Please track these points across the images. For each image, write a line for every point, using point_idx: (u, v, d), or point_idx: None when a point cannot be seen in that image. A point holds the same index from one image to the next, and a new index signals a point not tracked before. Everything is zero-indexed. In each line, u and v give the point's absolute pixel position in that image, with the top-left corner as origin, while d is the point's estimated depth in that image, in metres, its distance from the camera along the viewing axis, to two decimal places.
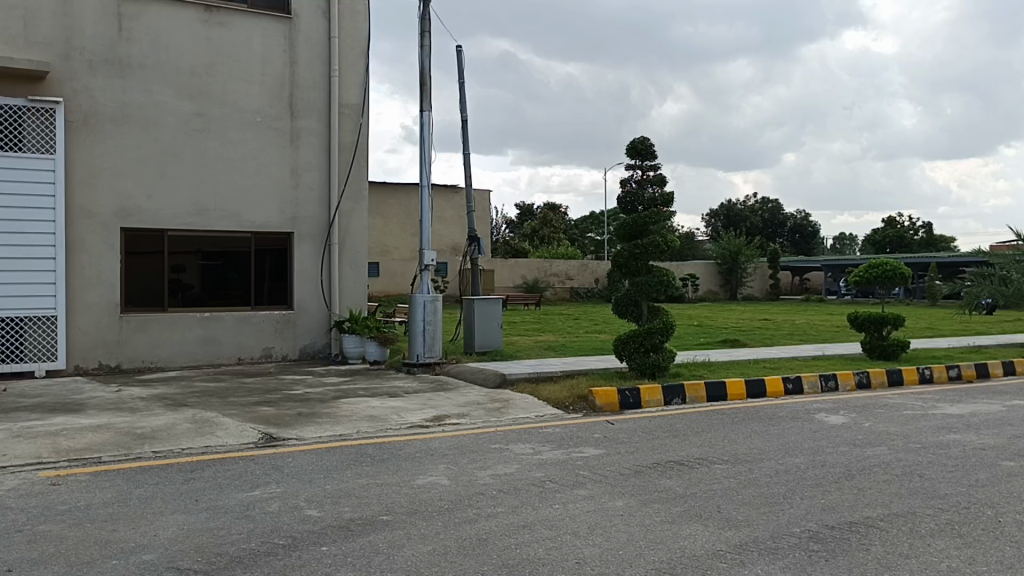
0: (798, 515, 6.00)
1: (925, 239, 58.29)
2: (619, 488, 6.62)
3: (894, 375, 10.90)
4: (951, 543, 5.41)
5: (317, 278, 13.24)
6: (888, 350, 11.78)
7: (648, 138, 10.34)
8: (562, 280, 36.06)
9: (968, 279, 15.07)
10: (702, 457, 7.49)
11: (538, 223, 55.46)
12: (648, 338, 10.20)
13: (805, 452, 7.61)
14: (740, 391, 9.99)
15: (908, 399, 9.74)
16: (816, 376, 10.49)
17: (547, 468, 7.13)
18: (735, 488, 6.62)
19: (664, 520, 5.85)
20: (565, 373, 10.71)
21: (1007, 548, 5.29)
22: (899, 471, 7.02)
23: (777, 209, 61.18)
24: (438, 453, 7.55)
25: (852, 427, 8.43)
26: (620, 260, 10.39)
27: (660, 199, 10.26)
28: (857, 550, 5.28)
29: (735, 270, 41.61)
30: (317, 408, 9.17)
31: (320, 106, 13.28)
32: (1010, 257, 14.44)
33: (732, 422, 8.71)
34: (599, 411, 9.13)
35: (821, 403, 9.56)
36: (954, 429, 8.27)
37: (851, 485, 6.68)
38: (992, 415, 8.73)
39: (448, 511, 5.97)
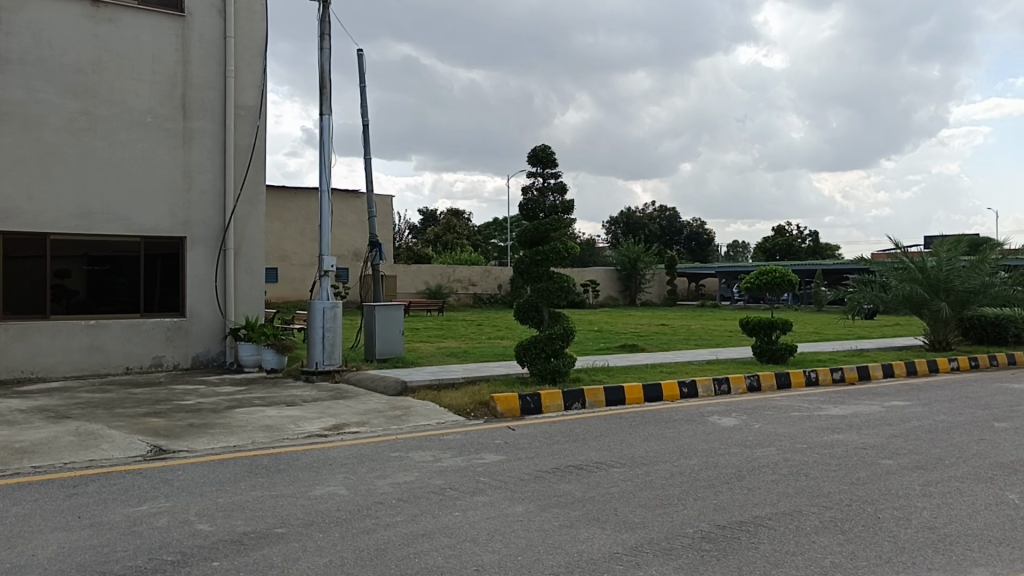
0: (691, 516, 6.16)
1: (813, 247, 60.97)
2: (519, 493, 6.65)
3: (783, 378, 11.33)
4: (834, 539, 5.65)
5: (211, 284, 12.84)
6: (778, 354, 12.24)
7: (549, 146, 10.44)
8: (465, 286, 36.15)
9: (851, 286, 15.78)
10: (600, 461, 7.60)
11: (441, 229, 55.39)
12: (549, 344, 10.30)
13: (699, 454, 7.82)
14: (638, 395, 10.20)
15: (795, 401, 10.14)
16: (710, 380, 10.81)
17: (447, 475, 7.10)
18: (631, 491, 6.75)
19: (562, 525, 5.91)
20: (466, 380, 10.70)
21: (885, 543, 5.56)
22: (786, 470, 7.30)
23: (675, 217, 62.90)
24: (336, 462, 7.42)
25: (743, 429, 8.72)
26: (522, 266, 10.45)
27: (561, 206, 10.38)
28: (747, 549, 5.46)
29: (635, 277, 42.51)
30: (210, 419, 8.89)
31: (215, 107, 12.90)
32: (888, 265, 15.21)
33: (630, 426, 8.88)
34: (500, 417, 9.16)
35: (715, 406, 9.85)
36: (837, 429, 8.65)
37: (741, 485, 6.91)
38: (872, 416, 9.17)
39: (345, 521, 5.88)
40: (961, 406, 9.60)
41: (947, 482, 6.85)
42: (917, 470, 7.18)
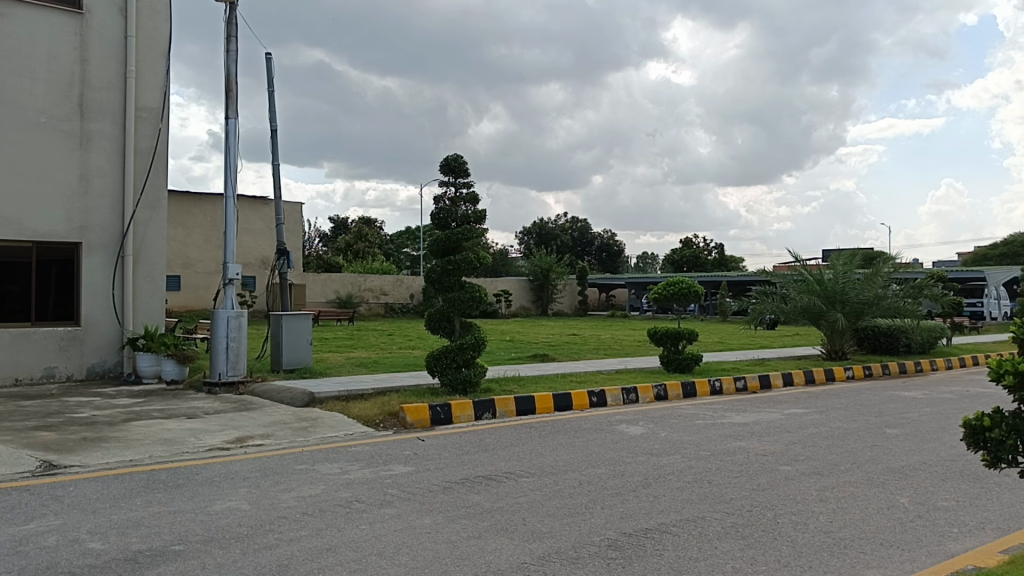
0: (598, 524, 6.22)
1: (718, 260, 62.74)
2: (427, 505, 6.59)
3: (689, 388, 11.58)
4: (735, 544, 5.78)
5: (108, 292, 12.33)
6: (684, 363, 12.51)
7: (462, 155, 10.44)
8: (376, 295, 35.79)
9: (754, 297, 16.21)
10: (509, 471, 7.60)
11: (352, 237, 54.73)
12: (460, 354, 10.26)
13: (607, 463, 7.91)
14: (548, 404, 10.27)
15: (700, 409, 10.37)
16: (618, 390, 10.96)
17: (354, 487, 6.99)
18: (540, 500, 6.77)
19: (471, 536, 5.88)
20: (376, 390, 10.55)
21: (784, 547, 5.72)
22: (690, 478, 7.45)
23: (586, 229, 63.78)
24: (238, 476, 7.21)
25: (649, 437, 8.87)
26: (433, 275, 10.40)
27: (473, 216, 10.38)
28: (651, 556, 5.54)
29: (547, 287, 42.85)
30: (105, 433, 8.51)
31: (115, 108, 12.44)
32: (788, 277, 15.72)
33: (539, 435, 8.91)
34: (410, 428, 9.07)
35: (623, 415, 9.98)
36: (740, 436, 8.89)
37: (647, 493, 7.01)
38: (772, 423, 9.46)
39: (247, 537, 5.71)
40: (855, 414, 9.99)
41: (842, 487, 7.11)
42: (814, 476, 7.44)
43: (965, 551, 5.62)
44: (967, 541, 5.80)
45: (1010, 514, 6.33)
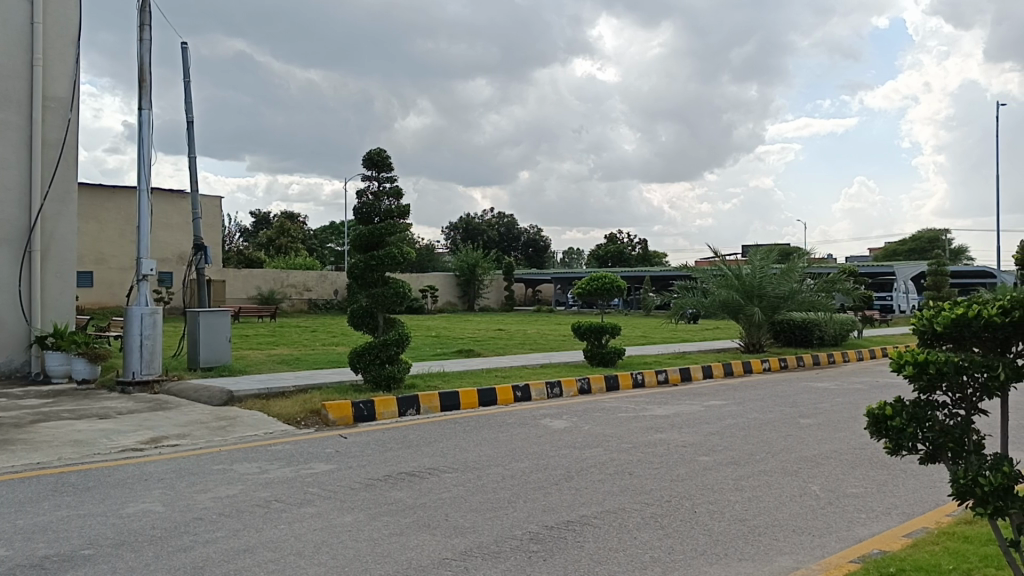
0: (520, 518, 6.25)
1: (642, 255, 63.69)
2: (349, 503, 6.52)
3: (612, 381, 11.74)
4: (654, 535, 5.89)
5: (14, 289, 11.84)
6: (607, 357, 12.67)
7: (385, 149, 10.34)
8: (299, 291, 35.28)
9: (675, 292, 16.52)
10: (432, 467, 7.58)
11: (274, 232, 53.71)
12: (384, 350, 10.17)
13: (530, 457, 7.96)
14: (472, 400, 10.27)
15: (622, 402, 10.52)
16: (542, 384, 11.03)
17: (274, 487, 6.87)
18: (463, 495, 6.77)
19: (392, 533, 5.85)
20: (298, 388, 10.39)
21: (701, 536, 5.85)
22: (612, 470, 7.55)
23: (512, 224, 63.88)
24: (152, 477, 7.01)
25: (573, 431, 8.95)
26: (357, 271, 10.29)
27: (396, 211, 10.30)
28: (572, 548, 5.60)
29: (473, 282, 42.84)
30: (10, 435, 8.18)
31: (21, 98, 11.94)
32: (709, 272, 16.05)
33: (464, 431, 8.92)
34: (332, 425, 8.96)
35: (548, 409, 10.05)
36: (660, 428, 9.05)
37: (569, 486, 7.09)
38: (692, 415, 9.65)
39: (161, 539, 5.56)
40: (771, 405, 10.27)
41: (757, 476, 7.31)
42: (731, 466, 7.62)
43: (872, 535, 5.84)
44: (874, 526, 6.03)
45: (914, 499, 6.60)
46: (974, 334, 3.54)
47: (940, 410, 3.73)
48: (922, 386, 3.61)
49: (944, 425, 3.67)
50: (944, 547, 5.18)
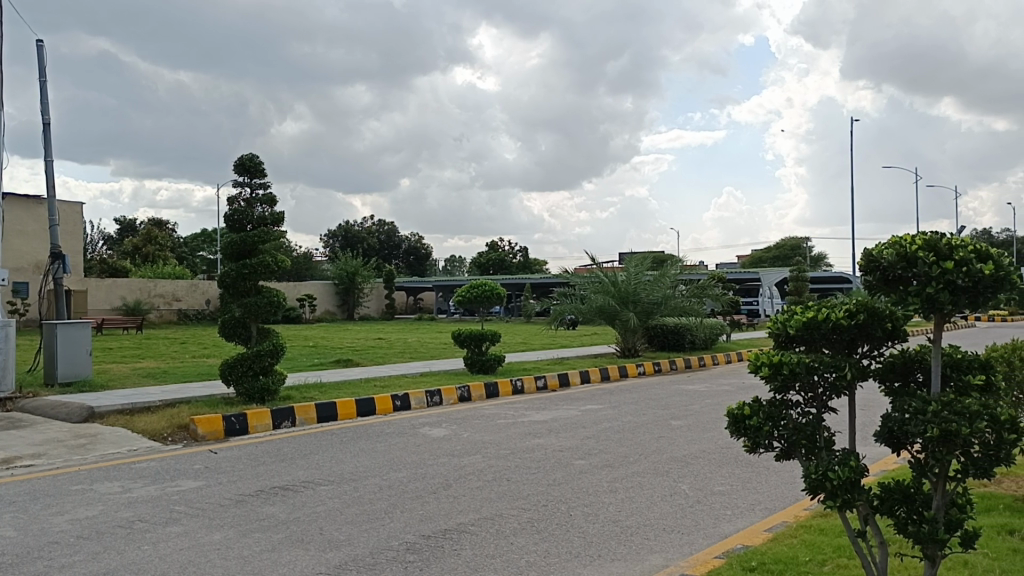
0: (396, 528, 6.19)
1: (522, 263, 64.37)
2: (218, 520, 6.30)
3: (491, 388, 11.79)
4: (530, 539, 5.95)
5: None
6: (487, 364, 12.71)
7: (257, 154, 10.07)
8: (167, 301, 33.89)
9: (555, 298, 16.73)
10: (307, 480, 7.41)
11: (140, 240, 51.39)
12: (257, 361, 9.89)
13: (408, 466, 7.91)
14: (350, 410, 10.12)
15: (501, 408, 10.59)
16: (422, 392, 10.98)
17: (138, 506, 6.56)
18: (338, 508, 6.66)
19: (263, 550, 5.68)
20: (165, 402, 9.96)
21: (575, 538, 5.96)
22: (490, 476, 7.59)
23: (393, 232, 63.28)
24: (3, 501, 6.57)
25: (451, 439, 8.95)
26: (228, 280, 9.92)
27: (270, 218, 10.07)
28: (449, 556, 5.59)
29: (352, 291, 42.22)
30: None
31: None
32: (586, 279, 16.33)
33: (340, 442, 8.77)
34: (201, 440, 8.64)
35: (427, 418, 10.01)
36: (538, 434, 9.16)
37: (446, 494, 7.07)
38: (568, 420, 9.82)
39: (11, 566, 5.22)
40: (644, 408, 10.56)
41: (630, 477, 7.51)
42: (605, 468, 7.80)
43: (736, 531, 6.10)
44: (739, 522, 6.29)
45: (775, 495, 6.93)
46: (824, 335, 3.74)
47: (794, 408, 3.91)
48: (777, 387, 3.78)
49: (797, 423, 3.85)
50: (801, 540, 5.45)
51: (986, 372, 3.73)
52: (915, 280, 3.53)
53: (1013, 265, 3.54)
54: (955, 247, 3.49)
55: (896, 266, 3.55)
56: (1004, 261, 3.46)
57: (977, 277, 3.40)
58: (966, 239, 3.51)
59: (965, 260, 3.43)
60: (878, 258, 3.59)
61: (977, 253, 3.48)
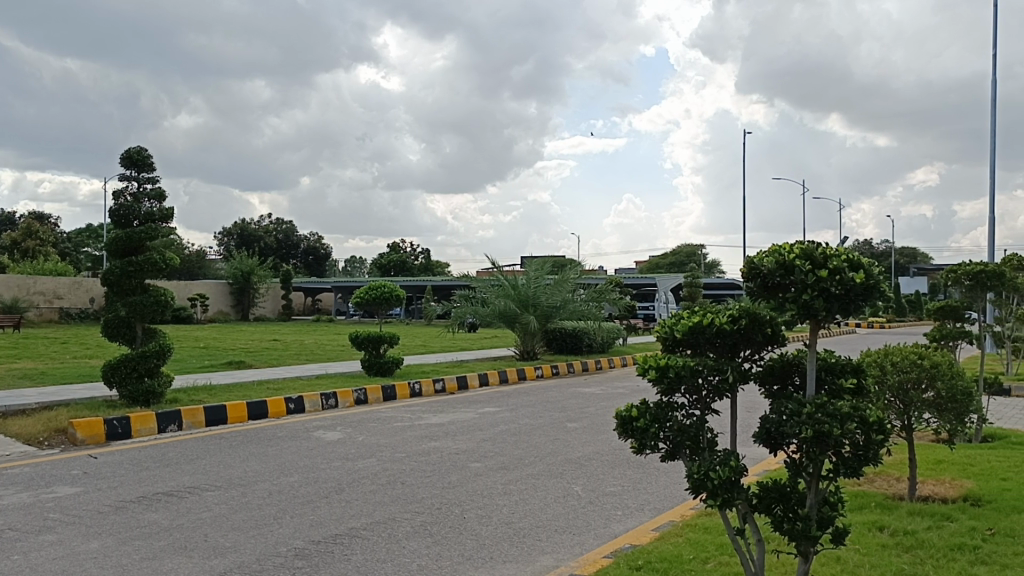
0: (285, 534, 6.06)
1: (424, 265, 64.09)
2: (96, 528, 6.03)
3: (389, 390, 11.68)
4: (422, 542, 5.92)
5: None
6: (385, 367, 12.59)
7: (145, 147, 9.71)
8: (48, 299, 32.28)
9: (455, 301, 16.66)
10: (193, 486, 7.17)
11: (20, 235, 48.74)
12: (142, 362, 9.51)
13: (300, 470, 7.75)
14: (241, 413, 9.85)
15: (398, 411, 10.50)
16: (317, 395, 10.80)
17: (8, 514, 6.22)
18: (225, 514, 6.47)
19: (143, 558, 5.47)
20: (41, 405, 9.45)
21: (467, 541, 5.95)
22: (384, 480, 7.52)
23: (292, 231, 61.97)
24: None
25: (346, 442, 8.83)
26: (112, 278, 9.53)
27: (158, 214, 9.74)
28: (339, 561, 5.51)
29: (247, 291, 41.14)
30: None
31: None
32: (487, 282, 16.29)
33: (230, 446, 8.53)
34: (80, 445, 8.25)
35: (321, 421, 9.83)
36: (434, 436, 9.12)
37: (339, 499, 6.97)
38: (466, 423, 9.82)
39: None
40: (541, 410, 10.66)
41: (525, 479, 7.56)
42: (500, 470, 7.83)
43: (626, 530, 6.22)
44: (629, 522, 6.42)
45: (664, 495, 7.11)
46: (708, 339, 3.85)
47: (679, 410, 4.01)
48: (663, 389, 3.87)
49: (682, 425, 3.96)
50: (687, 538, 5.60)
51: (858, 375, 3.92)
52: (792, 288, 3.68)
53: (883, 275, 3.74)
54: (830, 255, 3.65)
55: (775, 273, 3.70)
56: (873, 270, 3.65)
57: (849, 285, 3.59)
58: (840, 249, 3.68)
59: (838, 269, 3.60)
60: (759, 265, 3.72)
61: (850, 263, 3.66)
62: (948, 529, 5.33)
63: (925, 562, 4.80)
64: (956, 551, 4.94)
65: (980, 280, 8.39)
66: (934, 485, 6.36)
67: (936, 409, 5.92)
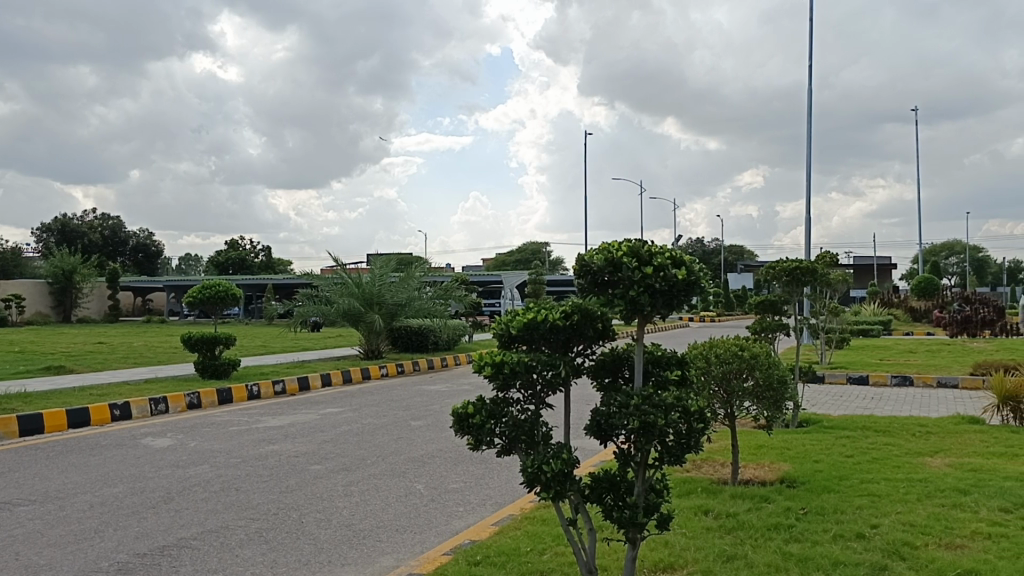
0: (107, 548, 5.70)
1: (266, 263, 62.16)
2: None
3: (224, 394, 11.22)
4: (257, 550, 5.72)
5: None
6: (220, 369, 12.10)
7: None
8: None
9: (297, 300, 16.21)
10: (3, 501, 6.62)
11: None
12: None
13: (125, 480, 7.31)
14: (61, 422, 9.19)
15: (234, 415, 10.11)
16: (145, 401, 10.23)
17: None
18: (39, 530, 6.01)
19: None
20: None
21: (305, 546, 5.80)
22: (217, 487, 7.22)
23: (120, 227, 58.48)
24: None
25: (177, 449, 8.41)
26: None
27: None
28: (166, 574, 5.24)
29: (70, 290, 38.49)
30: None
31: None
32: (330, 280, 15.95)
33: (47, 457, 7.94)
34: None
35: (150, 428, 9.32)
36: (273, 440, 8.85)
37: (168, 508, 6.63)
38: (305, 424, 9.59)
39: None
40: (384, 409, 10.56)
41: (366, 480, 7.45)
42: (341, 472, 7.69)
43: (466, 526, 6.25)
44: (470, 518, 6.46)
45: (505, 490, 7.20)
46: (542, 335, 3.91)
47: (514, 405, 4.05)
48: (499, 385, 3.90)
49: (516, 420, 4.00)
50: (525, 531, 5.69)
51: (682, 367, 4.09)
52: (620, 284, 3.79)
53: (704, 271, 3.91)
54: (655, 252, 3.78)
55: (605, 270, 3.79)
56: (695, 267, 3.82)
57: (672, 281, 3.73)
58: (664, 246, 3.82)
59: (663, 266, 3.74)
60: (590, 262, 3.80)
61: (673, 259, 3.81)
62: (766, 510, 5.68)
63: (745, 542, 5.08)
64: (772, 531, 5.27)
65: (796, 276, 9.01)
66: (754, 468, 6.76)
67: (755, 398, 6.30)
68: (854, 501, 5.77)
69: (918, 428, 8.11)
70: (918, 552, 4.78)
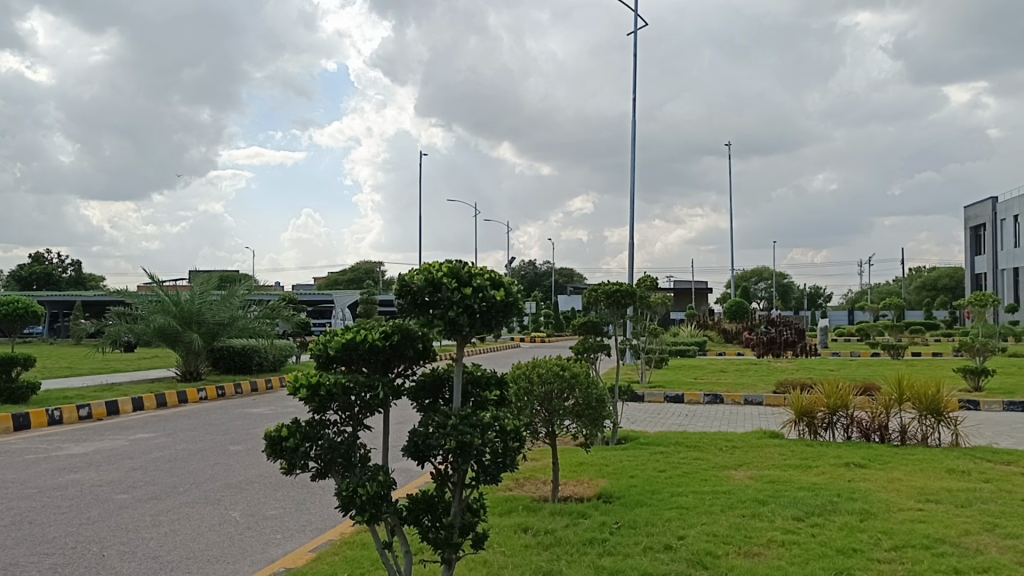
0: None
1: (77, 278, 58.06)
2: None
3: (20, 419, 10.33)
4: None
5: None
6: (18, 393, 11.16)
7: None
8: None
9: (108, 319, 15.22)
10: None
11: None
12: None
13: None
14: None
15: (31, 442, 9.33)
16: None
17: None
18: None
19: None
20: None
21: None
22: (8, 520, 6.62)
23: None
24: None
25: None
26: None
27: None
28: None
29: None
30: None
31: None
32: (145, 297, 15.09)
33: None
34: None
35: None
36: (74, 468, 8.23)
37: None
38: (113, 451, 8.99)
39: None
40: (200, 434, 10.08)
41: (177, 509, 7.06)
42: (150, 501, 7.25)
43: (283, 554, 6.05)
44: (287, 545, 6.25)
45: (326, 514, 7.03)
46: (360, 355, 3.84)
47: (330, 427, 3.94)
48: (314, 407, 3.78)
49: (333, 442, 3.89)
50: (343, 556, 5.57)
51: (500, 386, 4.16)
52: (439, 305, 3.79)
53: (521, 292, 3.98)
54: (474, 273, 3.82)
55: (424, 291, 3.78)
56: (513, 288, 3.89)
57: (490, 302, 3.77)
58: (482, 268, 3.86)
59: (481, 287, 3.78)
60: (409, 283, 3.78)
61: (492, 280, 3.85)
62: (582, 526, 5.84)
63: (561, 558, 5.20)
64: (588, 546, 5.42)
65: (616, 299, 9.37)
66: (573, 485, 6.95)
67: (575, 416, 6.47)
68: (664, 514, 6.04)
69: (725, 443, 8.61)
70: (720, 561, 5.06)
